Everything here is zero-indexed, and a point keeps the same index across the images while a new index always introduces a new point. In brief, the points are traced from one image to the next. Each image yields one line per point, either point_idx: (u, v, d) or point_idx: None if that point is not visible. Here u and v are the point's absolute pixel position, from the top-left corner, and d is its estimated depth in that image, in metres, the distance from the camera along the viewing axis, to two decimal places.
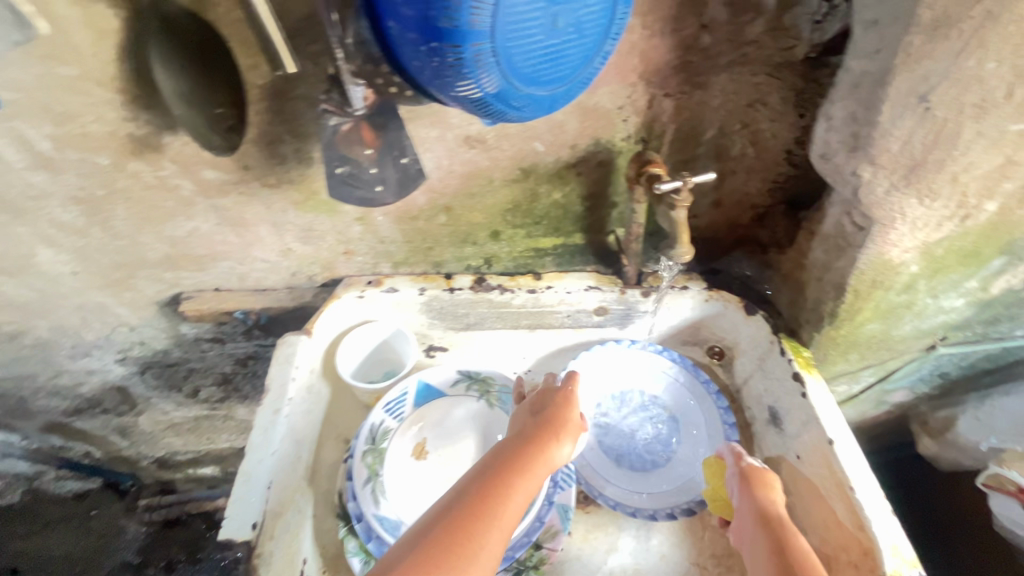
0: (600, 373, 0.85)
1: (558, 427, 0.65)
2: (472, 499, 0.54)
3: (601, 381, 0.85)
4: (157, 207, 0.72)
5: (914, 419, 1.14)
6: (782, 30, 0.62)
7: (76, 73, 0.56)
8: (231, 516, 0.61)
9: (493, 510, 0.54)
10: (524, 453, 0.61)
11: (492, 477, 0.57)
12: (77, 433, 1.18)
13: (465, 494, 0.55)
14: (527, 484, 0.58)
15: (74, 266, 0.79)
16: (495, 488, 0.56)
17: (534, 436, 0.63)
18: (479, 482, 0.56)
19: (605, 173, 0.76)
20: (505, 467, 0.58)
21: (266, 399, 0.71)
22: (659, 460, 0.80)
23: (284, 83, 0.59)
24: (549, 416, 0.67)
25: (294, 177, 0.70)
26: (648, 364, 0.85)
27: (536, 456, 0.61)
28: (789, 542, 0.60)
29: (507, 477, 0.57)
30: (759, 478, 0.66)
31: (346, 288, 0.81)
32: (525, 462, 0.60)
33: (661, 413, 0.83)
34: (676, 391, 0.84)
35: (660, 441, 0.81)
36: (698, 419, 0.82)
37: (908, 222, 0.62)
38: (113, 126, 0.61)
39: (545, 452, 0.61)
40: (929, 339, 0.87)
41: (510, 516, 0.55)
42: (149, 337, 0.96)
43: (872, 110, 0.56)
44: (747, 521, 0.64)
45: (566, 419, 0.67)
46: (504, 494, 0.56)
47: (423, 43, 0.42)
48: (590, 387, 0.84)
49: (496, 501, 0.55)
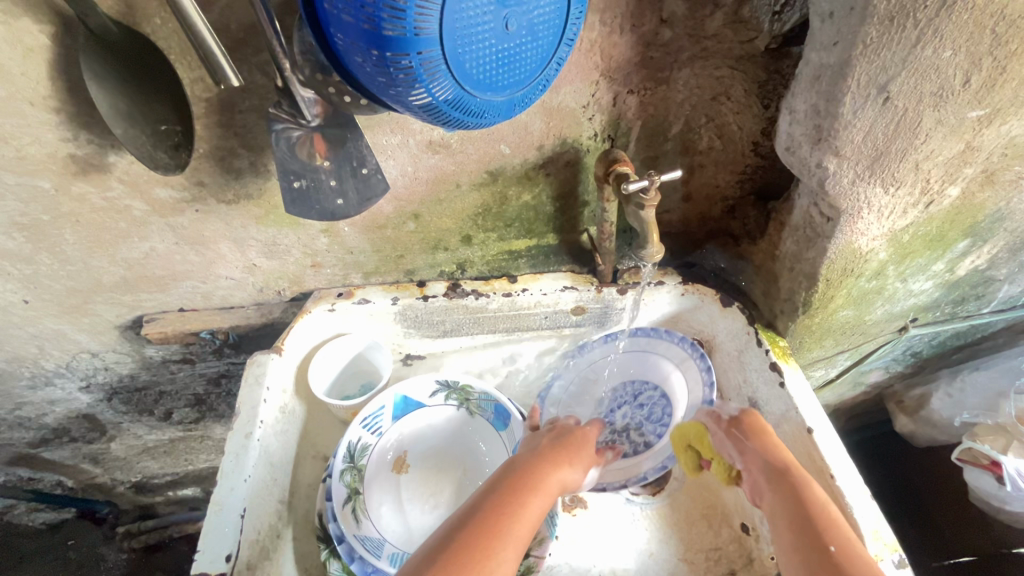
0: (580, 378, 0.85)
1: (567, 449, 0.65)
2: (486, 517, 0.54)
3: (584, 384, 0.85)
4: (108, 229, 0.69)
5: (890, 398, 1.16)
6: (741, 23, 0.61)
7: (6, 94, 0.53)
8: (203, 549, 0.59)
9: (508, 527, 0.53)
10: (533, 471, 0.60)
11: (502, 494, 0.57)
12: (46, 464, 1.14)
13: (475, 513, 0.54)
14: (539, 503, 0.57)
15: (25, 294, 0.75)
16: (506, 504, 0.55)
17: (544, 455, 0.63)
18: (490, 500, 0.56)
19: (574, 172, 0.75)
20: (515, 485, 0.58)
21: (236, 423, 0.68)
22: (653, 439, 0.80)
23: (232, 96, 0.57)
24: (558, 438, 0.67)
25: (253, 191, 0.67)
26: (635, 345, 0.85)
27: (547, 475, 0.60)
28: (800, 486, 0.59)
29: (517, 493, 0.57)
30: (754, 431, 0.66)
31: (316, 301, 0.79)
32: (534, 480, 0.59)
33: (653, 392, 0.83)
34: (660, 362, 0.84)
35: (652, 420, 0.82)
36: (684, 387, 0.81)
37: (875, 211, 0.63)
38: (52, 147, 0.58)
39: (556, 473, 0.61)
40: (900, 322, 0.88)
41: (522, 534, 0.54)
42: (114, 361, 0.92)
43: (834, 102, 0.56)
44: (758, 479, 0.63)
45: (575, 443, 0.67)
46: (518, 511, 0.55)
47: (370, 51, 0.40)
48: (580, 381, 0.85)
49: (510, 518, 0.54)
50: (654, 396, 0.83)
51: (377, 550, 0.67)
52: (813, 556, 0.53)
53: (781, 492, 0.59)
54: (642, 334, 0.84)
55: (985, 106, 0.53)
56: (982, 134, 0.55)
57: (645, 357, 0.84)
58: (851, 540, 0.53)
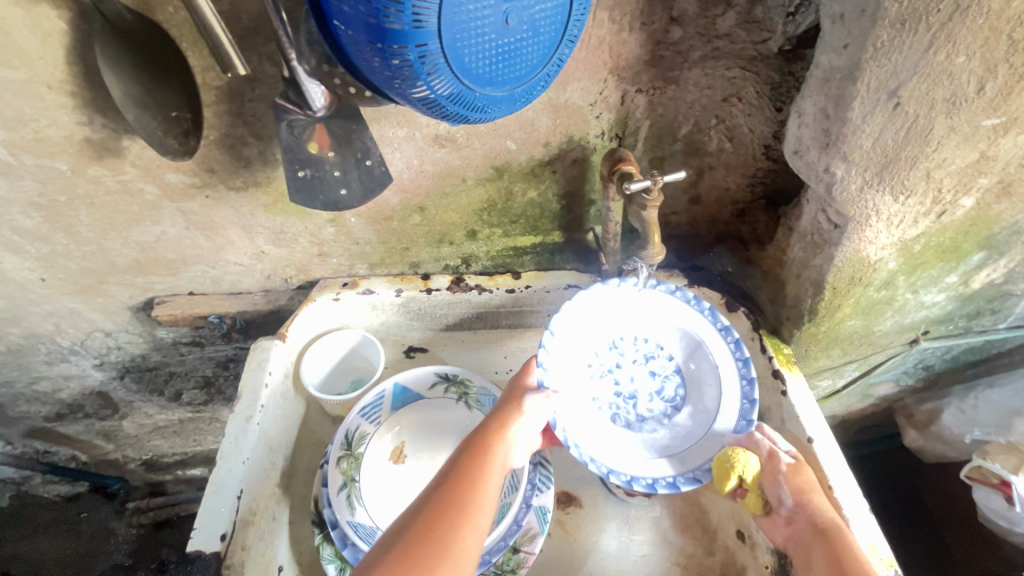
0: (593, 319, 0.75)
1: (518, 401, 0.64)
2: (442, 497, 0.53)
3: (594, 329, 0.76)
4: (122, 212, 0.70)
5: (899, 412, 1.14)
6: (754, 23, 0.60)
7: (24, 77, 0.54)
8: (200, 527, 0.61)
9: (465, 505, 0.52)
10: (487, 436, 0.60)
11: (461, 470, 0.56)
12: (60, 438, 1.17)
13: (439, 489, 0.54)
14: (496, 462, 0.58)
15: (42, 272, 0.77)
16: (468, 473, 0.55)
17: (495, 423, 0.61)
18: (452, 474, 0.55)
19: (580, 171, 0.75)
20: (470, 459, 0.57)
21: (238, 407, 0.69)
22: (660, 419, 0.73)
23: (241, 85, 0.58)
24: (507, 396, 0.66)
25: (261, 179, 0.68)
26: (670, 312, 0.76)
27: (500, 435, 0.60)
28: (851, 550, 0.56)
29: (478, 461, 0.57)
30: (806, 479, 0.62)
31: (321, 291, 0.79)
32: (487, 441, 0.59)
33: (667, 364, 0.76)
34: (684, 339, 0.76)
35: (661, 395, 0.74)
36: (708, 373, 0.73)
37: (884, 219, 0.61)
38: (68, 130, 0.59)
39: (508, 429, 0.61)
40: (911, 334, 0.86)
41: (481, 511, 0.53)
42: (126, 341, 0.95)
43: (843, 106, 0.55)
44: (807, 531, 0.59)
45: (524, 393, 0.65)
46: (473, 487, 0.54)
47: (371, 44, 0.41)
48: (587, 331, 0.75)
49: (466, 495, 0.53)
50: (667, 367, 0.76)
51: (370, 537, 0.68)
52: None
53: (835, 549, 0.56)
54: (678, 299, 0.75)
55: (1001, 115, 0.51)
56: (998, 143, 0.54)
57: (672, 323, 0.76)
58: None
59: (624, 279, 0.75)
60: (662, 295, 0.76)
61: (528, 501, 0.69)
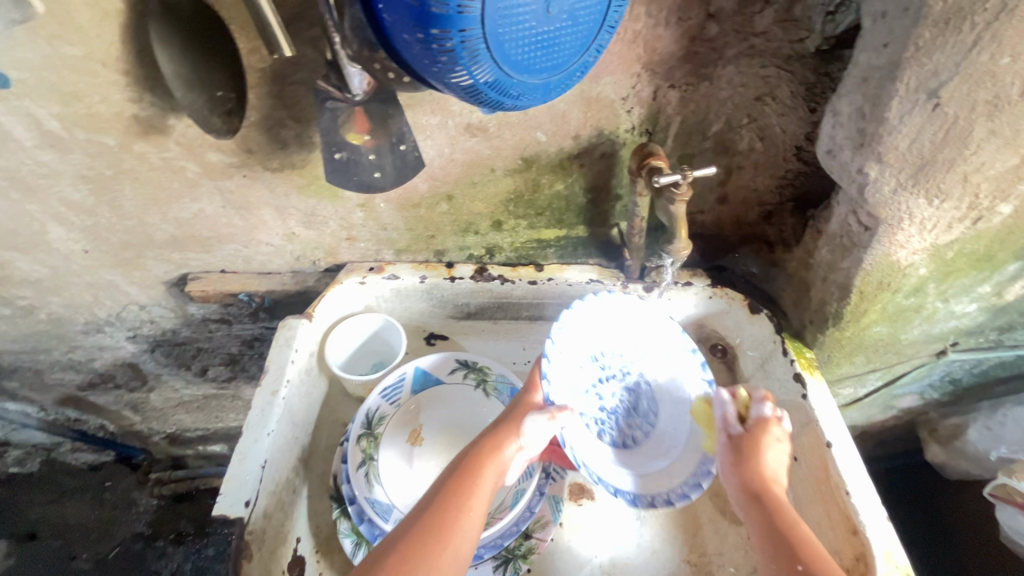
0: (582, 332, 0.73)
1: (518, 421, 0.65)
2: (431, 515, 0.57)
3: (582, 342, 0.74)
4: (163, 188, 0.73)
5: (922, 426, 1.12)
6: (792, 21, 0.60)
7: (81, 54, 0.57)
8: (226, 492, 0.64)
9: (450, 525, 0.57)
10: (480, 457, 0.63)
11: (451, 488, 0.60)
12: (91, 407, 1.22)
13: (428, 506, 0.59)
14: (484, 485, 0.60)
15: (85, 244, 0.81)
16: (456, 495, 0.59)
17: (489, 441, 0.64)
18: (442, 492, 0.60)
19: (608, 165, 0.75)
20: (461, 476, 0.61)
21: (265, 380, 0.71)
22: (640, 436, 0.74)
23: (284, 68, 0.60)
24: (511, 412, 0.67)
25: (297, 161, 0.70)
26: (654, 327, 0.76)
27: (493, 458, 0.63)
28: (784, 507, 0.61)
29: (467, 483, 0.60)
30: (765, 437, 0.66)
31: (348, 274, 0.81)
32: (479, 463, 0.62)
33: (641, 382, 0.76)
34: (660, 356, 0.76)
35: (638, 412, 0.75)
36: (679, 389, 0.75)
37: (916, 223, 0.61)
38: (119, 107, 0.62)
39: (502, 452, 0.63)
40: (939, 345, 0.85)
41: (465, 530, 0.57)
42: (158, 315, 0.98)
43: (880, 106, 0.55)
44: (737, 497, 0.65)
45: (527, 412, 0.66)
46: (460, 508, 0.58)
47: (415, 29, 0.42)
48: (579, 343, 0.73)
49: (452, 515, 0.57)
50: (640, 384, 0.76)
51: (386, 514, 0.70)
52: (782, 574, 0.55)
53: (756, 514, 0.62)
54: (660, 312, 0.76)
55: None
56: None
57: (652, 339, 0.76)
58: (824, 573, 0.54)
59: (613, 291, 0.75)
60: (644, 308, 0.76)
61: (541, 489, 0.70)
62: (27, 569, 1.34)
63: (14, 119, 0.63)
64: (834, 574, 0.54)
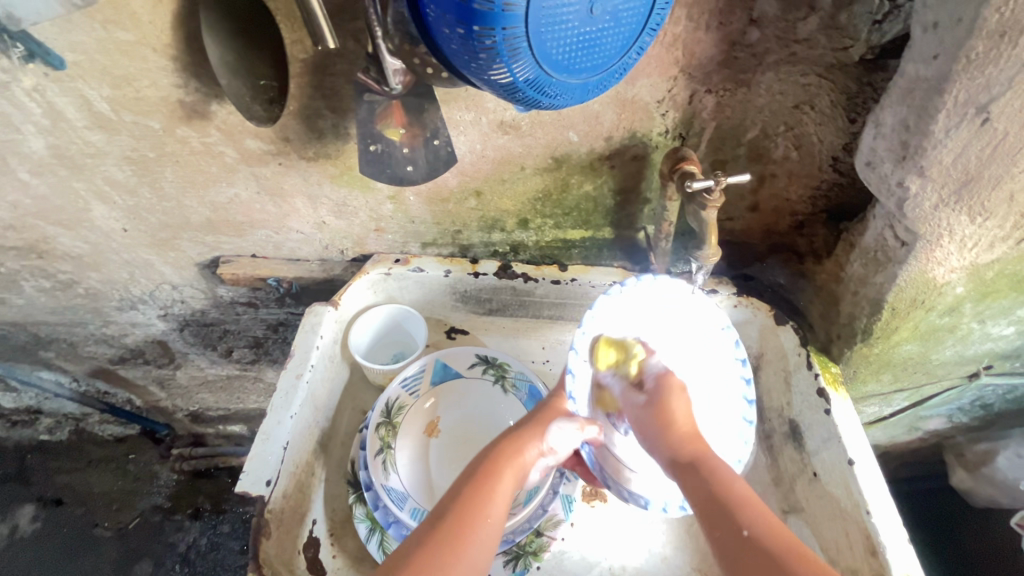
0: (610, 329, 0.71)
1: (544, 425, 0.66)
2: (453, 515, 0.58)
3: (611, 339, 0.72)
4: (202, 171, 0.75)
5: (949, 450, 1.09)
6: (837, 29, 0.59)
7: (134, 38, 0.59)
8: (248, 470, 0.66)
9: (472, 525, 0.57)
10: (501, 460, 0.63)
11: (471, 489, 0.60)
12: (121, 381, 1.26)
13: (444, 515, 0.58)
14: (502, 491, 0.61)
15: (125, 223, 0.84)
16: (479, 496, 0.60)
17: (508, 444, 0.65)
18: (463, 493, 0.60)
19: (639, 168, 0.75)
20: (482, 478, 0.62)
21: (289, 364, 0.73)
22: None
23: (325, 59, 0.61)
24: (537, 414, 0.68)
25: (331, 152, 0.71)
26: (696, 316, 0.73)
27: (514, 462, 0.63)
28: (716, 465, 0.60)
29: (485, 488, 0.60)
30: (671, 394, 0.66)
31: (374, 264, 0.82)
32: (499, 466, 0.63)
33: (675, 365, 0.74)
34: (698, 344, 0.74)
35: None
36: (710, 368, 0.74)
37: (956, 240, 0.60)
38: (166, 91, 0.64)
39: (526, 454, 0.64)
40: (972, 367, 0.83)
41: (489, 531, 0.58)
42: (189, 296, 1.01)
43: (925, 118, 0.54)
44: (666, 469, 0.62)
45: (555, 418, 0.67)
46: (482, 508, 0.59)
47: (458, 25, 0.42)
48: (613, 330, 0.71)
49: (474, 515, 0.58)
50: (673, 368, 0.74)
51: (401, 502, 0.71)
52: (728, 541, 0.54)
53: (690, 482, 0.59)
54: (685, 293, 0.72)
55: None
56: None
57: (688, 326, 0.73)
58: (769, 530, 0.53)
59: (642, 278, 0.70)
60: (673, 293, 0.72)
61: (556, 488, 0.71)
62: (52, 533, 1.38)
63: (67, 100, 0.65)
64: (777, 532, 0.53)
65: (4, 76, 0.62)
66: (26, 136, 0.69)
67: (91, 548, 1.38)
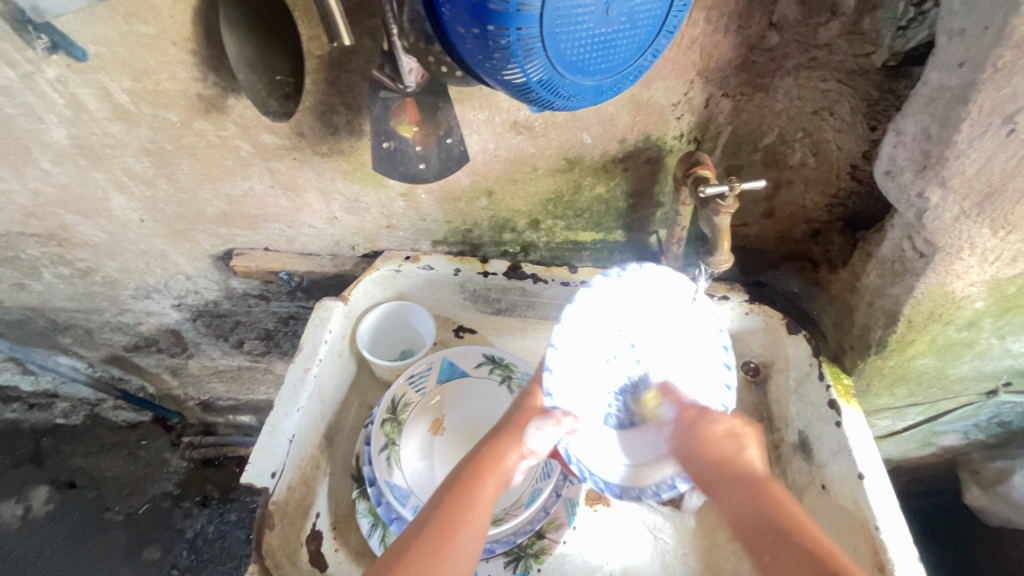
0: (593, 322, 0.70)
1: (520, 430, 0.65)
2: (432, 531, 0.58)
3: (592, 327, 0.70)
4: (217, 165, 0.76)
5: (964, 467, 1.07)
6: (858, 35, 0.58)
7: (154, 32, 0.60)
8: (254, 462, 0.66)
9: (448, 541, 0.57)
10: (481, 469, 0.63)
11: (448, 503, 0.60)
12: (135, 368, 1.28)
13: (424, 525, 0.59)
14: (483, 500, 0.61)
15: (142, 213, 0.85)
16: (456, 509, 0.59)
17: (485, 453, 0.64)
18: (439, 506, 0.60)
19: (652, 171, 0.74)
20: (459, 489, 0.61)
21: (298, 356, 0.74)
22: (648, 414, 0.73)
23: (341, 56, 0.61)
24: (515, 417, 0.67)
25: (345, 148, 0.72)
26: (680, 306, 0.72)
27: (493, 470, 0.63)
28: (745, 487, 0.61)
29: (463, 499, 0.60)
30: (697, 424, 0.66)
31: (384, 261, 0.82)
32: (478, 476, 0.62)
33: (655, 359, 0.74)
34: (683, 336, 0.72)
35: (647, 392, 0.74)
36: (693, 353, 0.72)
37: (977, 253, 0.59)
38: (184, 85, 0.65)
39: (504, 461, 0.64)
40: (990, 383, 0.81)
41: (468, 545, 0.58)
42: (202, 287, 1.02)
43: (948, 128, 0.53)
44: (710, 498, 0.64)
45: (531, 419, 0.66)
46: (459, 523, 0.58)
47: (472, 24, 0.42)
48: (598, 320, 0.70)
49: (451, 529, 0.58)
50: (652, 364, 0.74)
51: (404, 499, 0.70)
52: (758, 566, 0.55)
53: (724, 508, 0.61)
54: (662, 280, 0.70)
55: None
56: None
57: (672, 317, 0.72)
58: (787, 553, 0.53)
59: (627, 266, 0.69)
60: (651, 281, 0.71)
61: (558, 491, 0.70)
62: (65, 515, 1.41)
63: (89, 91, 0.66)
64: (793, 553, 0.53)
65: (28, 67, 0.63)
66: (48, 126, 0.71)
67: (101, 531, 1.40)
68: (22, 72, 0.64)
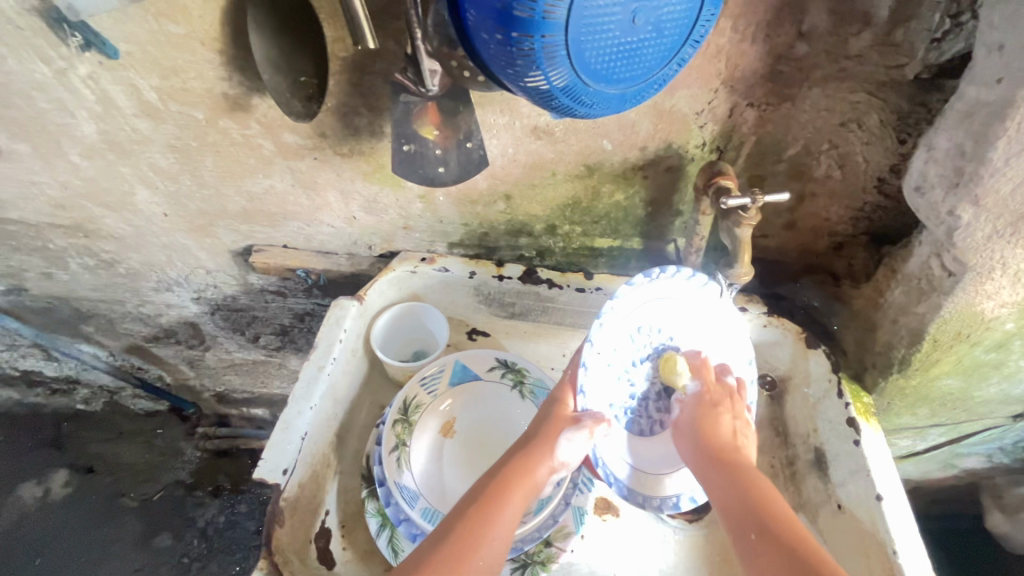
0: (631, 322, 0.69)
1: (551, 442, 0.64)
2: (454, 541, 0.58)
3: (623, 331, 0.68)
4: (240, 162, 0.77)
5: (986, 490, 1.04)
6: (891, 46, 0.57)
7: (183, 32, 0.61)
8: (266, 458, 0.67)
9: (471, 552, 0.58)
10: (509, 480, 0.63)
11: (473, 511, 0.60)
12: (153, 358, 1.30)
13: (445, 535, 0.59)
14: (509, 512, 0.61)
15: (165, 208, 0.86)
16: (480, 519, 0.60)
17: (512, 463, 0.64)
18: (466, 515, 0.60)
19: (673, 180, 0.73)
20: (486, 498, 0.61)
21: (313, 354, 0.75)
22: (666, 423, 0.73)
23: (364, 58, 0.61)
24: (545, 427, 0.66)
25: (366, 149, 0.72)
26: (707, 316, 0.71)
27: (521, 482, 0.63)
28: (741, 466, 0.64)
29: (489, 508, 0.60)
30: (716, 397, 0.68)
31: (401, 262, 0.83)
32: (507, 488, 0.62)
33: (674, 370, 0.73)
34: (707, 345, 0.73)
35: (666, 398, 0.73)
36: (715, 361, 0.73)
37: (1008, 274, 0.57)
38: (211, 84, 0.66)
39: (534, 473, 0.64)
40: (1016, 407, 0.79)
41: (490, 556, 0.58)
42: (222, 281, 1.03)
43: (983, 145, 0.52)
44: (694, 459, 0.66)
45: (561, 430, 0.65)
46: (483, 533, 0.59)
47: (498, 31, 0.42)
48: (634, 321, 0.69)
49: (473, 539, 0.58)
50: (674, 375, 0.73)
51: (413, 500, 0.71)
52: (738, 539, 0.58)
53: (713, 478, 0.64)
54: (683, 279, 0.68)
55: None
56: None
57: (701, 326, 0.72)
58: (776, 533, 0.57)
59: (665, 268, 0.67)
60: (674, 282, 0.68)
61: (568, 499, 0.69)
62: (81, 498, 1.44)
63: (119, 88, 0.68)
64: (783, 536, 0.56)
65: (62, 63, 0.65)
66: (78, 121, 0.72)
67: (116, 517, 1.43)
68: (56, 68, 0.65)
